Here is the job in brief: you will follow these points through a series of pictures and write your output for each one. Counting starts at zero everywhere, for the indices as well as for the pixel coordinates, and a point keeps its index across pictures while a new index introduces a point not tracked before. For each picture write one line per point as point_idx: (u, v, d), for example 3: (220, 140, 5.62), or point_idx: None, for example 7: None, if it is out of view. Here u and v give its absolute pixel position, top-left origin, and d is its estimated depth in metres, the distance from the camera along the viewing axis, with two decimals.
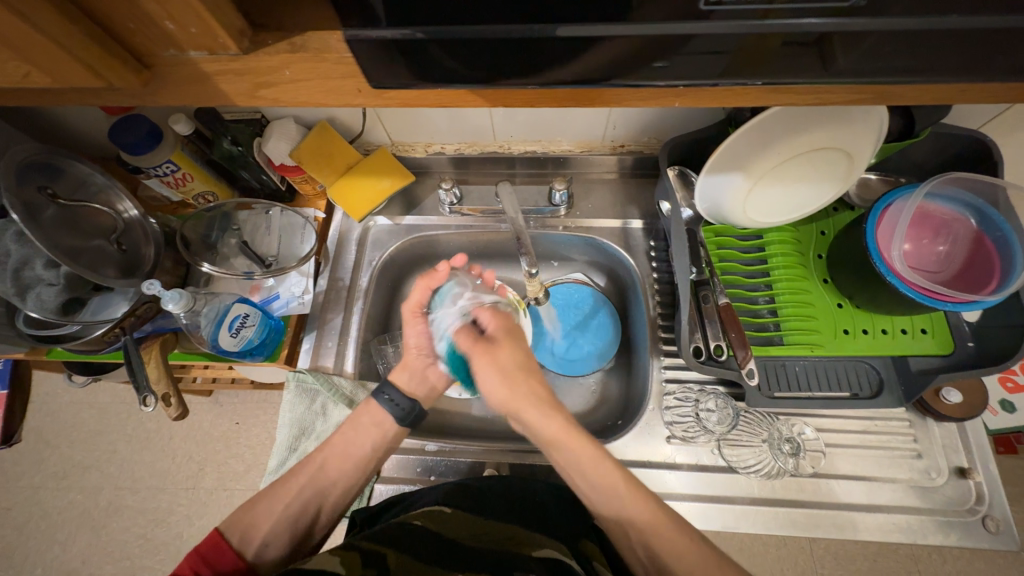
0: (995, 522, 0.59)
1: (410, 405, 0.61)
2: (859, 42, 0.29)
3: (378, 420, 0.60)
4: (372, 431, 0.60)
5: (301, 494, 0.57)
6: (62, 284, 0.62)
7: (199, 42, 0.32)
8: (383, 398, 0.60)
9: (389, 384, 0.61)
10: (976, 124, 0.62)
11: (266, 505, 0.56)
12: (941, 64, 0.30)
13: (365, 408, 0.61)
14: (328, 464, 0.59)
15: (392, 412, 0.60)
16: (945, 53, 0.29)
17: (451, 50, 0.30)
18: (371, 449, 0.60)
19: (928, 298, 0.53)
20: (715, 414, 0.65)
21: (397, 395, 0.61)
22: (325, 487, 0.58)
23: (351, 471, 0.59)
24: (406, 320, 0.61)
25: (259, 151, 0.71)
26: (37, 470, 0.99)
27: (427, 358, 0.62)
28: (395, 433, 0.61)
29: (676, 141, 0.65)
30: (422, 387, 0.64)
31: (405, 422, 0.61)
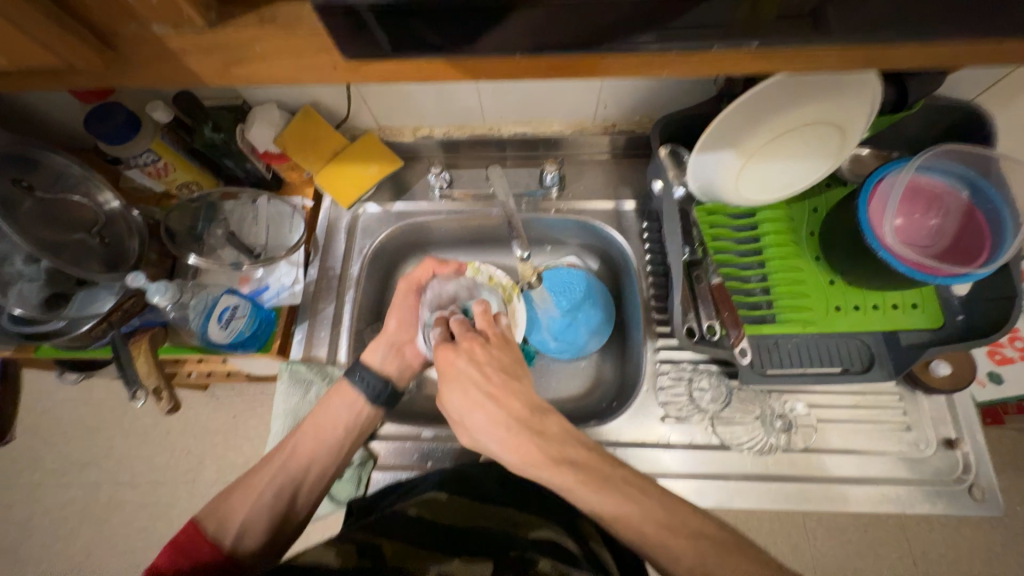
0: (981, 490, 0.61)
1: (381, 384, 0.64)
2: (853, 5, 0.28)
3: (350, 402, 0.62)
4: (342, 412, 0.62)
5: (274, 481, 0.58)
6: (44, 279, 0.62)
7: (163, 16, 0.31)
8: (355, 379, 0.63)
9: (362, 365, 0.64)
10: (970, 95, 0.61)
11: (241, 494, 0.58)
12: (932, 24, 0.29)
13: (336, 391, 0.62)
14: (299, 449, 0.60)
15: (363, 391, 0.62)
16: (936, 11, 0.28)
17: (432, 20, 0.29)
18: (342, 432, 0.61)
19: (919, 273, 0.53)
20: (708, 393, 0.66)
21: (369, 376, 0.63)
22: (298, 472, 0.59)
23: (322, 454, 0.60)
24: (400, 291, 0.68)
25: (242, 138, 0.69)
26: (34, 468, 0.99)
27: (406, 332, 0.66)
28: (368, 415, 0.63)
29: (668, 119, 0.64)
30: (397, 365, 0.66)
31: (377, 401, 0.63)
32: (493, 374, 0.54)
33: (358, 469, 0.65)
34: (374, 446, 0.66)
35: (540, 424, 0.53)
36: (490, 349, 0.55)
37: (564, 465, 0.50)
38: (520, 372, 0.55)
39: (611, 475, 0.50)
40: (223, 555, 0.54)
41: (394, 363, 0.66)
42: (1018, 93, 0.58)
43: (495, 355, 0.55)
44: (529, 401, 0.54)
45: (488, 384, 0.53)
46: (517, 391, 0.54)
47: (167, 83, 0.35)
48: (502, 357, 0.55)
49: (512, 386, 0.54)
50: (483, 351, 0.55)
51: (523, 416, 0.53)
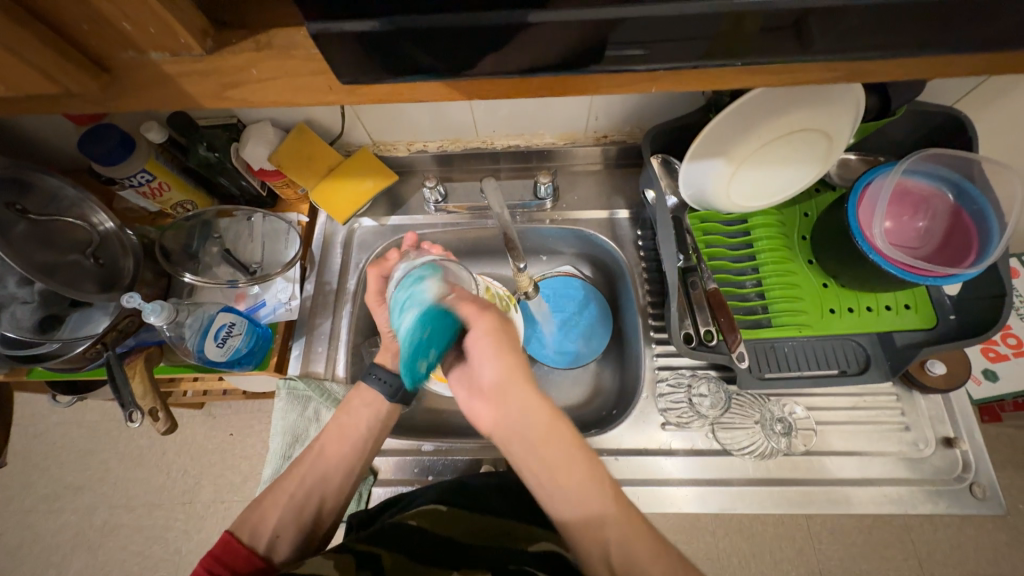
0: (981, 489, 0.61)
1: (397, 380, 0.62)
2: (833, 21, 0.29)
3: (369, 401, 0.61)
4: (364, 412, 0.61)
5: (303, 485, 0.58)
6: (37, 302, 0.61)
7: (160, 41, 0.32)
8: (372, 378, 0.62)
9: (377, 364, 0.63)
10: (950, 100, 0.63)
11: (271, 501, 0.57)
12: (907, 37, 0.30)
13: (356, 393, 0.62)
14: (325, 450, 0.59)
15: (380, 389, 0.61)
16: (909, 24, 0.29)
17: (423, 42, 0.30)
18: (365, 432, 0.61)
19: (909, 274, 0.54)
20: (708, 398, 0.65)
21: (387, 374, 0.62)
22: (326, 473, 0.59)
23: (349, 456, 0.60)
24: (374, 308, 0.66)
25: (237, 157, 0.69)
26: (27, 494, 0.97)
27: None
28: (388, 411, 0.62)
29: (658, 129, 0.65)
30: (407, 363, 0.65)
31: (396, 399, 0.61)
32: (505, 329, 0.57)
33: (358, 485, 0.65)
34: (375, 462, 0.66)
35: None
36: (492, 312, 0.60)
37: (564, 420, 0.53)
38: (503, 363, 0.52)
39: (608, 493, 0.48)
40: (256, 562, 0.53)
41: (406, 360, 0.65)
42: (995, 97, 0.60)
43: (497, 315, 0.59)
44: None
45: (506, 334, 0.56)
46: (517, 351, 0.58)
47: (163, 107, 0.35)
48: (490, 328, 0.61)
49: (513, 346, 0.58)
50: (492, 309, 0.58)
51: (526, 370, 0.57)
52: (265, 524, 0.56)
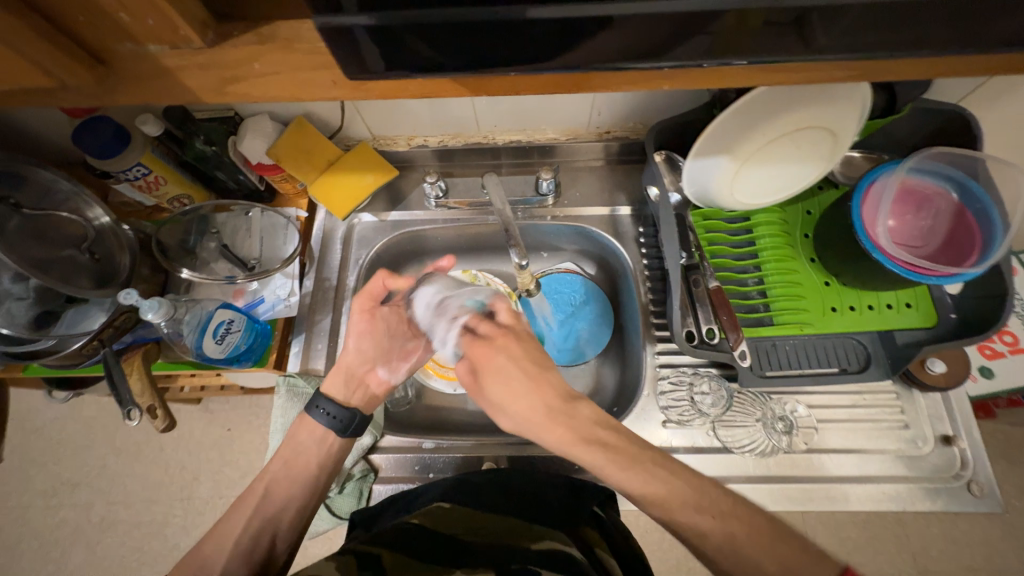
0: (979, 486, 0.61)
1: (347, 414, 0.58)
2: (839, 19, 0.29)
3: (318, 434, 0.59)
4: (313, 445, 0.59)
5: (250, 525, 0.54)
6: (33, 297, 0.60)
7: (157, 33, 0.31)
8: (318, 412, 0.58)
9: (323, 396, 0.59)
10: (955, 98, 0.63)
11: (216, 543, 0.53)
12: (918, 36, 0.30)
13: (302, 424, 0.59)
14: (273, 486, 0.57)
15: (328, 423, 0.58)
16: (920, 23, 0.29)
17: (423, 35, 0.29)
18: (315, 467, 0.58)
19: (911, 273, 0.54)
20: (709, 397, 0.66)
21: (333, 408, 0.58)
22: (276, 508, 0.56)
23: (299, 491, 0.57)
24: (357, 313, 0.63)
25: (234, 150, 0.69)
26: (23, 490, 0.96)
27: (367, 361, 0.63)
28: (338, 445, 0.60)
29: (661, 125, 0.65)
30: (357, 393, 0.62)
31: (346, 432, 0.58)
32: (525, 366, 0.54)
33: (359, 482, 0.64)
34: (375, 459, 0.66)
35: (571, 407, 0.52)
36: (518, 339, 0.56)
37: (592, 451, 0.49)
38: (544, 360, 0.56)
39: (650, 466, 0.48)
40: None
41: (355, 393, 0.62)
42: (1001, 96, 0.60)
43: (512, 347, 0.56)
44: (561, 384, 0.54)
45: (521, 375, 0.54)
46: (548, 379, 0.54)
47: (161, 100, 0.34)
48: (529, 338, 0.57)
49: (544, 371, 0.54)
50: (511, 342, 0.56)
51: (557, 398, 0.52)
52: (214, 562, 0.52)
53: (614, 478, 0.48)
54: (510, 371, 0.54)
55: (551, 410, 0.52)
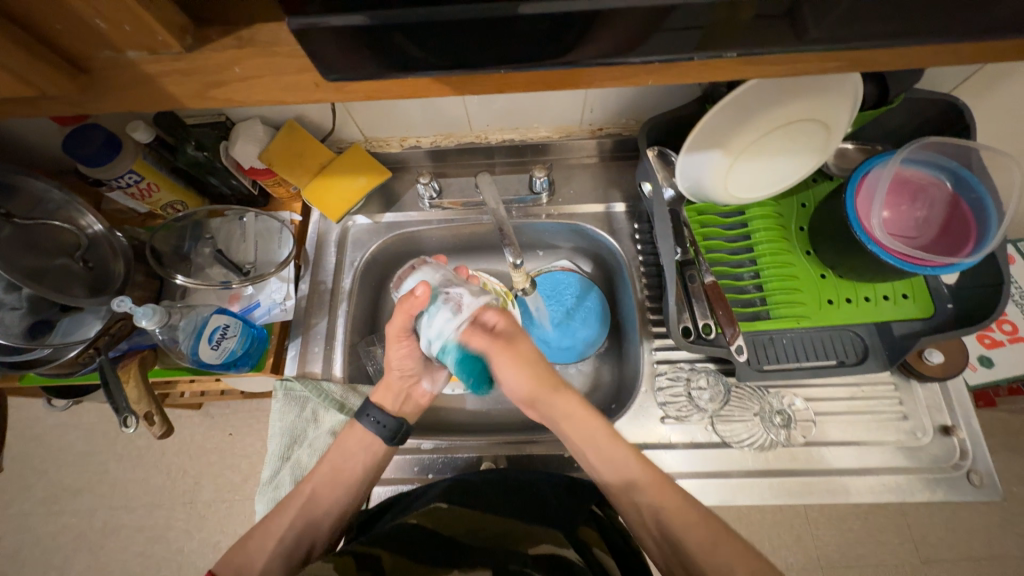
0: (979, 476, 0.61)
1: (395, 423, 0.60)
2: (829, 11, 0.29)
3: (366, 442, 0.59)
4: (360, 453, 0.59)
5: (295, 526, 0.56)
6: (24, 307, 0.60)
7: (136, 39, 0.30)
8: (368, 421, 0.59)
9: (373, 405, 0.60)
10: (948, 87, 0.62)
11: (258, 542, 0.55)
12: (903, 27, 0.30)
13: (351, 432, 0.60)
14: (317, 493, 0.58)
15: (377, 431, 0.59)
16: (905, 15, 0.29)
17: (411, 36, 0.29)
18: (361, 472, 0.59)
19: (907, 264, 0.54)
20: (707, 392, 0.66)
21: (381, 416, 0.59)
22: (319, 515, 0.57)
23: (340, 499, 0.58)
24: (389, 343, 0.57)
25: (226, 156, 0.68)
26: (25, 498, 0.96)
27: (410, 378, 0.61)
28: (383, 452, 0.60)
29: (654, 120, 0.64)
30: (405, 404, 0.63)
31: (394, 440, 0.59)
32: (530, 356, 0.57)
33: None
34: None
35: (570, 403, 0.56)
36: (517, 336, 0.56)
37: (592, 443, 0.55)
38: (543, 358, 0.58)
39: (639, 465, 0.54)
40: None
41: (402, 404, 0.63)
42: (994, 84, 0.60)
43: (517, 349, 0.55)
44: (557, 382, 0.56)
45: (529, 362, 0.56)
46: (543, 374, 0.55)
47: (143, 105, 0.34)
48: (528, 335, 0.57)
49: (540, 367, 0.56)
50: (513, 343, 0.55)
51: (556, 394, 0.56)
52: (253, 564, 0.54)
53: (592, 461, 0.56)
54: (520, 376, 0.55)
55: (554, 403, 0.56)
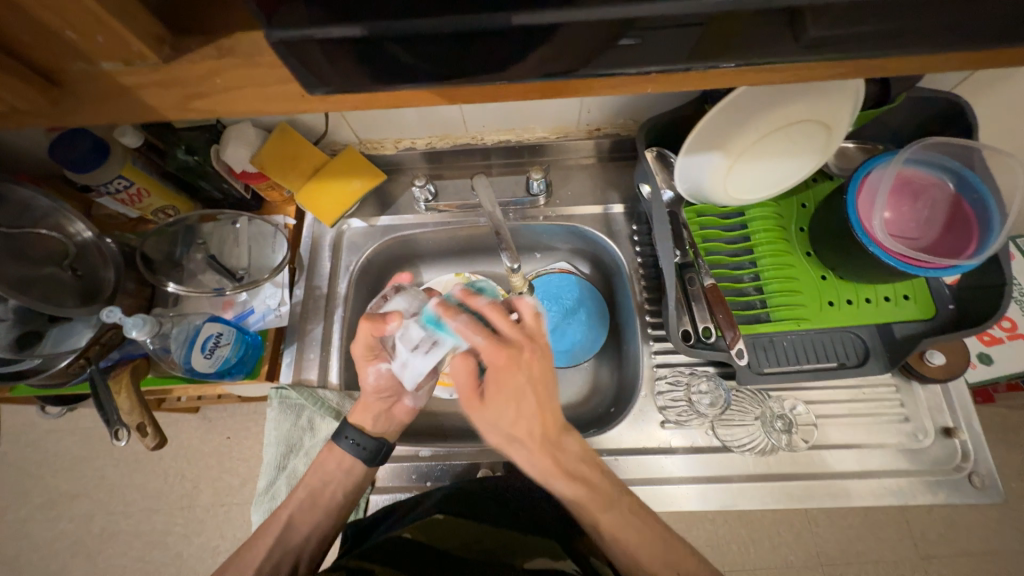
0: (980, 478, 0.61)
1: (375, 444, 0.60)
2: (824, 11, 0.28)
3: (343, 463, 0.60)
4: (338, 474, 0.60)
5: (270, 557, 0.56)
6: (12, 319, 0.59)
7: (112, 51, 0.30)
8: (345, 443, 0.59)
9: (349, 426, 0.60)
10: (949, 86, 0.62)
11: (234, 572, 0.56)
12: (900, 36, 0.29)
13: (330, 454, 0.61)
14: (296, 520, 0.58)
15: (356, 453, 0.60)
16: (904, 21, 0.28)
17: (406, 45, 0.28)
18: (342, 498, 0.60)
19: (910, 267, 0.53)
20: (707, 397, 0.65)
21: (359, 438, 0.60)
22: (294, 547, 0.58)
23: (323, 522, 0.60)
24: (361, 363, 0.59)
25: (217, 159, 0.67)
26: (23, 503, 0.95)
27: (388, 397, 0.61)
28: (362, 474, 0.61)
29: (651, 122, 0.64)
30: (389, 425, 0.63)
31: (373, 461, 0.60)
32: (543, 390, 0.49)
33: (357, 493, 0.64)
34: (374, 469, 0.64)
35: (559, 438, 0.51)
36: (546, 358, 0.49)
37: (576, 480, 0.50)
38: (550, 390, 0.49)
39: (613, 493, 0.51)
40: None
41: (386, 424, 0.62)
42: (995, 83, 0.59)
43: (549, 364, 0.49)
44: (561, 412, 0.51)
45: (533, 398, 0.48)
46: (529, 408, 0.49)
47: (123, 119, 0.34)
48: (554, 356, 0.50)
49: (558, 391, 0.50)
50: (536, 362, 0.49)
51: (554, 428, 0.50)
52: None
53: (556, 488, 0.51)
54: (532, 399, 0.48)
55: (547, 435, 0.50)
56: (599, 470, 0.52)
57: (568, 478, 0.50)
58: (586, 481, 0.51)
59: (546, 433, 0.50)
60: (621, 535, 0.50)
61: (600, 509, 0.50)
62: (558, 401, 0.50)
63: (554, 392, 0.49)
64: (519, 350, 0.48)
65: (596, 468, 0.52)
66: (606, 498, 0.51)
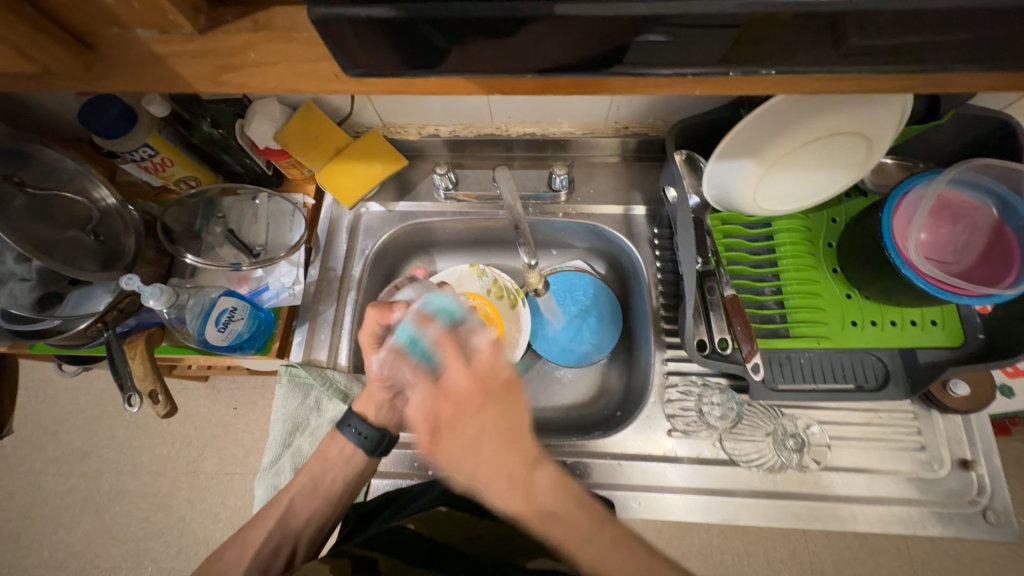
0: (995, 514, 0.59)
1: (377, 435, 0.61)
2: (875, 20, 0.26)
3: (348, 454, 0.61)
4: (341, 463, 0.61)
5: (270, 539, 0.57)
6: (36, 279, 0.60)
7: (145, 17, 0.29)
8: (348, 431, 0.60)
9: (354, 415, 0.61)
10: (1000, 106, 0.59)
11: (236, 550, 0.56)
12: (966, 49, 0.27)
13: (332, 441, 0.61)
14: (296, 504, 0.59)
15: (359, 442, 0.60)
16: (974, 35, 0.27)
17: (443, 29, 0.27)
18: (342, 484, 0.61)
19: (943, 292, 0.51)
20: (718, 408, 0.64)
21: (362, 427, 0.60)
22: (293, 531, 0.59)
23: (321, 509, 0.60)
24: (366, 352, 0.59)
25: (241, 134, 0.67)
26: (37, 456, 0.98)
27: (391, 389, 0.60)
28: (366, 465, 0.61)
29: (683, 123, 0.62)
30: (391, 417, 0.62)
31: (375, 452, 0.61)
32: (500, 437, 0.46)
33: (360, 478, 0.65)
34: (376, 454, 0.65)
35: (530, 475, 0.46)
36: (500, 403, 0.47)
37: (547, 521, 0.45)
38: (511, 434, 0.46)
39: (597, 534, 0.45)
40: None
41: (388, 415, 0.62)
42: None
43: (503, 412, 0.47)
44: (528, 448, 0.47)
45: (492, 445, 0.46)
46: (488, 455, 0.46)
47: (153, 87, 0.33)
48: (508, 399, 0.48)
49: (520, 434, 0.47)
50: (490, 410, 0.47)
51: (517, 468, 0.46)
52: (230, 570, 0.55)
53: (531, 528, 0.46)
54: (493, 445, 0.46)
55: (513, 478, 0.45)
56: (579, 505, 0.46)
57: (541, 519, 0.45)
58: (564, 522, 0.45)
59: (515, 473, 0.46)
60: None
61: (582, 547, 0.44)
62: (526, 441, 0.47)
63: (523, 428, 0.47)
64: (470, 398, 0.48)
65: (575, 507, 0.45)
66: (585, 536, 0.44)
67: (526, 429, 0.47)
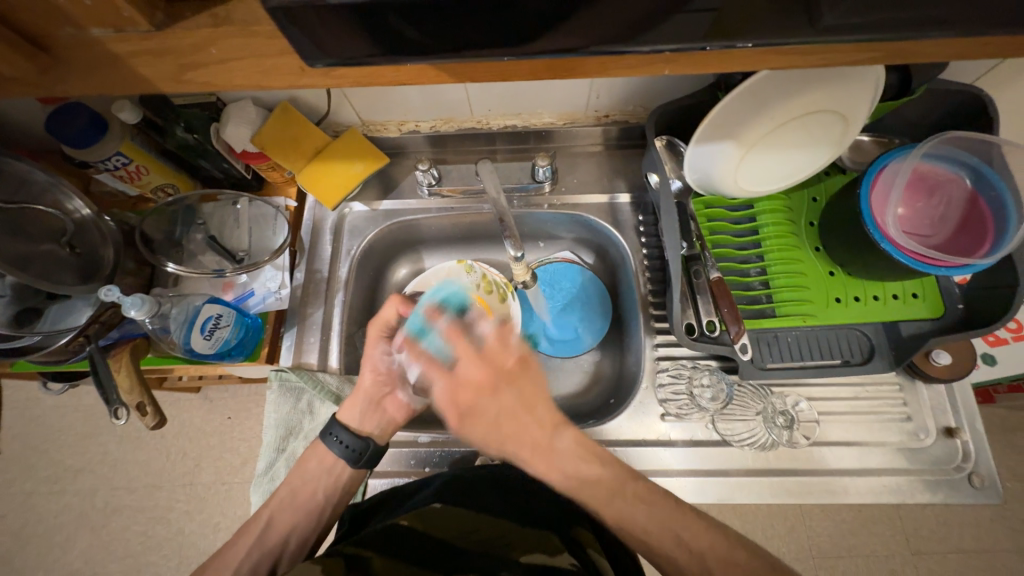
0: (980, 478, 0.60)
1: (361, 445, 0.60)
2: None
3: (330, 464, 0.60)
4: (323, 476, 0.60)
5: (252, 556, 0.56)
6: (10, 296, 0.59)
7: (99, 16, 0.28)
8: (332, 441, 0.60)
9: (337, 424, 0.60)
10: (971, 78, 0.60)
11: (218, 569, 0.56)
12: (931, 17, 0.28)
13: (314, 450, 0.61)
14: (276, 520, 0.59)
15: (342, 453, 0.60)
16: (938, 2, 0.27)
17: (408, 15, 0.27)
18: (321, 499, 0.60)
19: (922, 264, 0.52)
20: (709, 390, 0.65)
21: (348, 439, 0.59)
22: (278, 545, 0.58)
23: (305, 525, 0.59)
24: (371, 341, 0.62)
25: (217, 138, 0.65)
26: (27, 477, 0.97)
27: (384, 385, 0.62)
28: (346, 475, 0.61)
29: (663, 109, 0.62)
30: (377, 421, 0.62)
31: (357, 464, 0.60)
32: (518, 410, 0.52)
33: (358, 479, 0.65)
34: None
35: (551, 441, 0.52)
36: (514, 380, 0.53)
37: (571, 480, 0.51)
38: (532, 406, 0.53)
39: (615, 486, 0.50)
40: None
41: (374, 419, 0.62)
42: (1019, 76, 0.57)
43: (518, 388, 0.53)
44: (547, 417, 0.53)
45: (513, 416, 0.52)
46: (513, 425, 0.52)
47: (114, 89, 0.33)
48: (524, 373, 0.54)
49: (538, 408, 0.53)
50: (507, 388, 0.52)
51: (541, 435, 0.52)
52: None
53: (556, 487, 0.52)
54: (511, 412, 0.52)
55: (537, 445, 0.52)
56: (597, 464, 0.51)
57: (565, 477, 0.51)
58: (585, 477, 0.51)
59: (538, 440, 0.52)
60: (629, 515, 0.49)
61: (603, 501, 0.50)
62: (549, 412, 0.53)
63: (538, 402, 0.53)
64: (488, 378, 0.53)
65: (593, 464, 0.51)
66: (607, 490, 0.50)
67: (542, 401, 0.53)
